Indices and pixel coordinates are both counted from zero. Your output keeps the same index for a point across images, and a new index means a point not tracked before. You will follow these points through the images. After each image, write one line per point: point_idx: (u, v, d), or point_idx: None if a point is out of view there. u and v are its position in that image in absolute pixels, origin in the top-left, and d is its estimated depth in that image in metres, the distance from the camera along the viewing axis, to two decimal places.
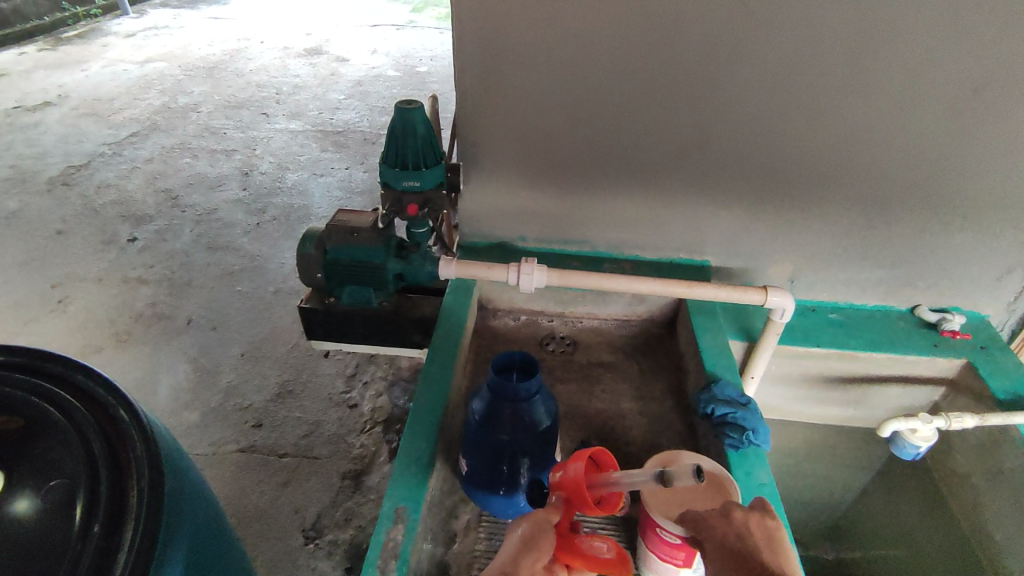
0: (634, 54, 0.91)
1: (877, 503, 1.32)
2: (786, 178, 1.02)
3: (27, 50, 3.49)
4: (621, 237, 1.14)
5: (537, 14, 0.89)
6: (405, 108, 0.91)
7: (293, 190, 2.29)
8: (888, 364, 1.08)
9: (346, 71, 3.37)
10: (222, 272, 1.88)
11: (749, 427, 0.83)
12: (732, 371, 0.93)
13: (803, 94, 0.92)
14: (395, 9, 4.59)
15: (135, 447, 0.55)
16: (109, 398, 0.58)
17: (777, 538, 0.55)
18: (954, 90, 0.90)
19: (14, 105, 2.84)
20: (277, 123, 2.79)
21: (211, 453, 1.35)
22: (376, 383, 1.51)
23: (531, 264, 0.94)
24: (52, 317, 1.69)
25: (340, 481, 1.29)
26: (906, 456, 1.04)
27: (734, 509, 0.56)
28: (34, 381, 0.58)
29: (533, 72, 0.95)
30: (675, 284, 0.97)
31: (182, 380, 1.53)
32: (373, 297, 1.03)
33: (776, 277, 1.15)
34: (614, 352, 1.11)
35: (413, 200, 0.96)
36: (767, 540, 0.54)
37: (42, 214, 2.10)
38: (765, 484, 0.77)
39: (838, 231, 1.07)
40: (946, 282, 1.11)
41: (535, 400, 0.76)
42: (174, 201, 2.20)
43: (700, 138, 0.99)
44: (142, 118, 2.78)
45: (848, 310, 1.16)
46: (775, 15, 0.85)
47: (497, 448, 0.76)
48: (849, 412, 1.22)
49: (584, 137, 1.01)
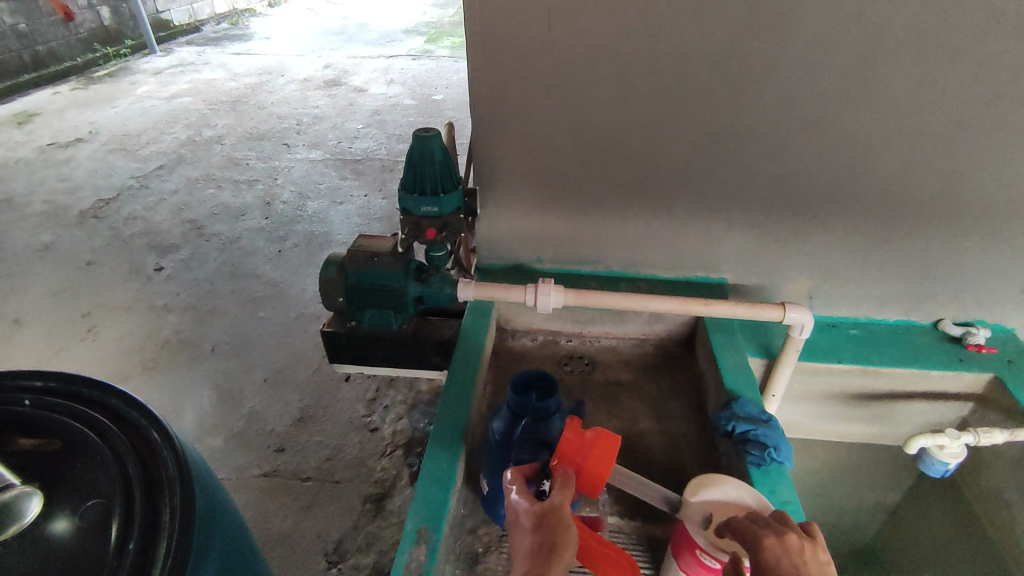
0: (646, 78, 0.94)
1: (907, 524, 1.29)
2: (800, 195, 1.03)
3: (60, 90, 3.65)
4: (637, 257, 1.15)
5: (548, 44, 0.92)
6: (423, 136, 0.93)
7: (313, 218, 2.35)
8: (912, 379, 1.07)
9: (364, 101, 3.47)
10: (246, 299, 1.92)
11: (772, 444, 0.82)
12: (752, 388, 0.93)
13: (814, 111, 0.94)
14: (411, 39, 4.71)
15: (168, 466, 0.57)
16: (143, 420, 0.60)
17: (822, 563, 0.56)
18: (966, 105, 0.90)
19: (48, 142, 2.97)
20: (298, 153, 2.87)
21: (235, 477, 1.37)
22: (396, 406, 1.52)
23: (548, 285, 0.95)
24: (82, 345, 1.74)
25: (361, 505, 1.29)
26: (935, 473, 1.02)
27: (789, 531, 0.57)
28: (74, 405, 0.60)
29: (546, 97, 0.97)
30: (693, 303, 0.97)
31: (207, 405, 1.56)
32: (393, 320, 1.04)
33: (793, 294, 1.15)
34: (632, 371, 1.11)
35: (431, 224, 0.98)
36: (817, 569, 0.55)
37: (73, 246, 2.17)
38: (789, 502, 0.76)
39: (854, 246, 1.07)
40: (968, 295, 1.10)
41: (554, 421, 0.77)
42: (199, 231, 2.26)
43: (712, 157, 1.00)
44: (168, 151, 2.88)
45: (870, 325, 1.15)
46: (783, 35, 0.87)
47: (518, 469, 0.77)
48: (874, 429, 1.20)
49: (597, 160, 1.03)
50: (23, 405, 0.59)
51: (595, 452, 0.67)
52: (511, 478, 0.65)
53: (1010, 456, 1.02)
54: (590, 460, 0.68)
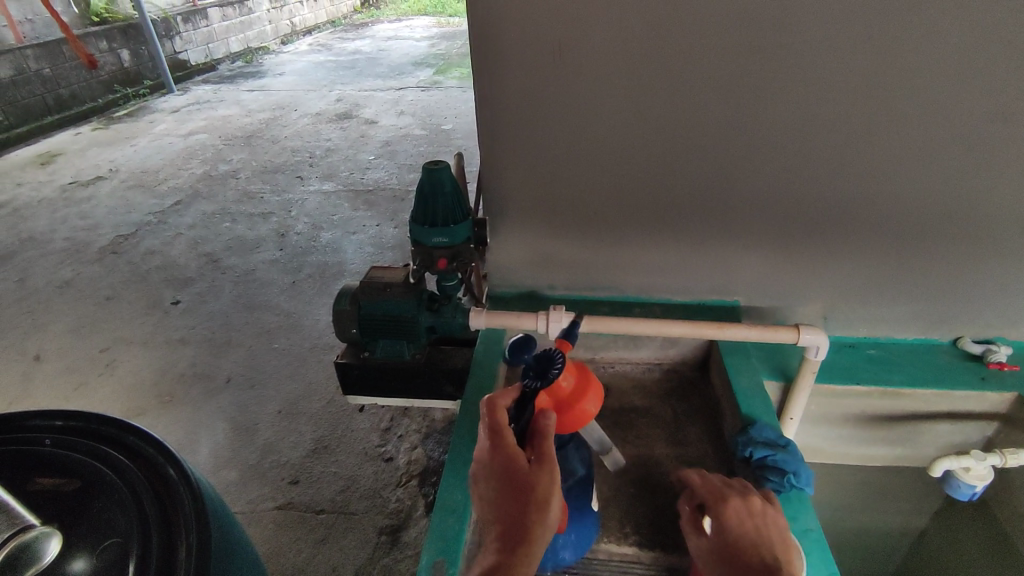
0: (653, 107, 0.95)
1: (935, 549, 1.26)
2: (809, 216, 1.03)
3: (82, 130, 3.76)
4: (649, 282, 1.15)
5: (555, 76, 0.94)
6: (432, 169, 0.94)
7: (327, 248, 2.38)
8: (933, 400, 1.05)
9: (376, 132, 3.54)
10: (261, 330, 1.94)
11: (791, 470, 0.80)
12: (769, 412, 0.91)
13: (820, 133, 0.94)
14: (420, 71, 4.82)
15: (184, 504, 0.58)
16: (159, 455, 0.61)
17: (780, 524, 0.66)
18: (973, 123, 0.90)
19: (70, 181, 3.05)
20: (311, 185, 2.92)
21: (250, 510, 1.37)
22: (411, 436, 1.52)
23: (560, 312, 0.95)
24: (101, 380, 1.77)
25: (377, 537, 1.28)
26: (962, 496, 0.98)
27: (751, 495, 0.68)
28: (92, 443, 0.61)
29: (553, 128, 0.99)
30: (707, 326, 0.97)
31: (223, 437, 1.56)
32: (405, 350, 1.05)
33: (807, 315, 1.14)
34: (647, 397, 1.10)
35: (442, 254, 0.98)
36: (774, 529, 0.66)
37: (93, 282, 2.22)
38: (811, 530, 0.75)
39: (868, 266, 1.06)
40: (987, 313, 1.09)
41: (546, 373, 0.69)
42: (215, 264, 2.30)
43: (719, 182, 1.01)
44: (185, 187, 2.94)
45: (887, 345, 1.14)
46: (787, 61, 0.88)
47: None
48: (897, 452, 1.17)
49: (605, 187, 1.05)
50: (45, 445, 0.61)
51: (580, 398, 0.72)
52: (493, 426, 0.63)
53: None
54: (576, 404, 0.72)
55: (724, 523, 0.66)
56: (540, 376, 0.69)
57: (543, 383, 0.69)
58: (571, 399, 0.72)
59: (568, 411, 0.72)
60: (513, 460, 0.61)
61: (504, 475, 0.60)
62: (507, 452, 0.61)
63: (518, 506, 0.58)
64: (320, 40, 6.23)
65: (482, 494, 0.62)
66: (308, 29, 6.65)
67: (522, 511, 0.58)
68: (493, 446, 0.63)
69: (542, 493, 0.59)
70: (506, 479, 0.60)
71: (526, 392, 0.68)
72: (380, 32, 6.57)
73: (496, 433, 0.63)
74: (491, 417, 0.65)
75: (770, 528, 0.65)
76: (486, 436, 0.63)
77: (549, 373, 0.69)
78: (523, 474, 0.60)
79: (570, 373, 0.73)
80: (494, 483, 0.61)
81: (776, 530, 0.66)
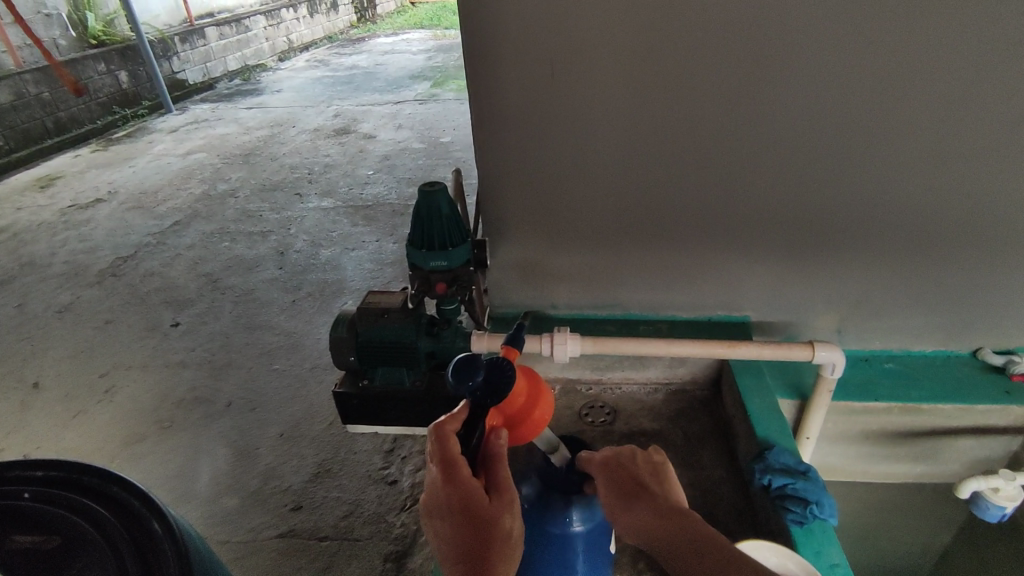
0: (654, 119, 0.92)
1: (960, 566, 1.21)
2: (820, 228, 0.99)
3: (81, 152, 3.75)
4: (655, 298, 1.12)
5: (553, 91, 0.91)
6: (428, 191, 0.89)
7: (327, 266, 2.35)
8: (955, 415, 1.01)
9: (374, 147, 3.52)
10: (261, 352, 1.91)
11: (812, 499, 0.76)
12: (786, 436, 0.87)
13: (830, 141, 0.91)
14: (418, 84, 4.82)
15: (169, 562, 0.55)
16: (145, 508, 0.58)
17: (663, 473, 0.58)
18: (989, 127, 0.87)
19: (69, 204, 3.03)
20: (310, 202, 2.90)
21: (251, 539, 1.33)
22: (415, 457, 1.48)
23: (564, 334, 0.93)
24: (99, 407, 1.73)
25: (382, 565, 1.24)
26: (991, 518, 0.93)
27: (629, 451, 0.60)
28: (73, 495, 0.57)
29: (553, 144, 0.96)
30: (718, 346, 0.93)
31: (223, 464, 1.52)
32: (406, 377, 1.02)
33: (820, 328, 1.11)
34: (656, 418, 1.06)
35: (441, 278, 0.94)
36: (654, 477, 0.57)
37: (91, 306, 2.19)
38: (838, 565, 0.70)
39: (882, 276, 1.03)
40: (1007, 322, 1.05)
41: (495, 388, 0.61)
42: (214, 285, 2.27)
43: (726, 194, 0.98)
44: (184, 207, 2.92)
45: (905, 358, 1.10)
46: (792, 71, 0.86)
47: (547, 539, 0.72)
48: (918, 469, 1.13)
49: (607, 203, 1.01)
50: (24, 498, 0.56)
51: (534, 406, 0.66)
52: (444, 455, 0.56)
53: None
54: (531, 412, 0.66)
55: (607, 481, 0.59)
56: (492, 393, 0.61)
57: (495, 400, 0.61)
58: (525, 410, 0.65)
59: (522, 421, 0.66)
60: (472, 494, 0.55)
61: (463, 512, 0.54)
62: (463, 485, 0.55)
63: (481, 544, 0.53)
64: (317, 56, 6.24)
65: (438, 529, 0.55)
66: (305, 45, 6.67)
67: (485, 549, 0.53)
68: (447, 477, 0.55)
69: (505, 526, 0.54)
70: (462, 514, 0.54)
71: (475, 411, 0.61)
72: (377, 46, 6.59)
73: (449, 463, 0.56)
74: (441, 444, 0.57)
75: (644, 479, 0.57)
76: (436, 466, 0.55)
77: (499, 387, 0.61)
78: (483, 508, 0.54)
79: (520, 383, 0.66)
80: (451, 520, 0.54)
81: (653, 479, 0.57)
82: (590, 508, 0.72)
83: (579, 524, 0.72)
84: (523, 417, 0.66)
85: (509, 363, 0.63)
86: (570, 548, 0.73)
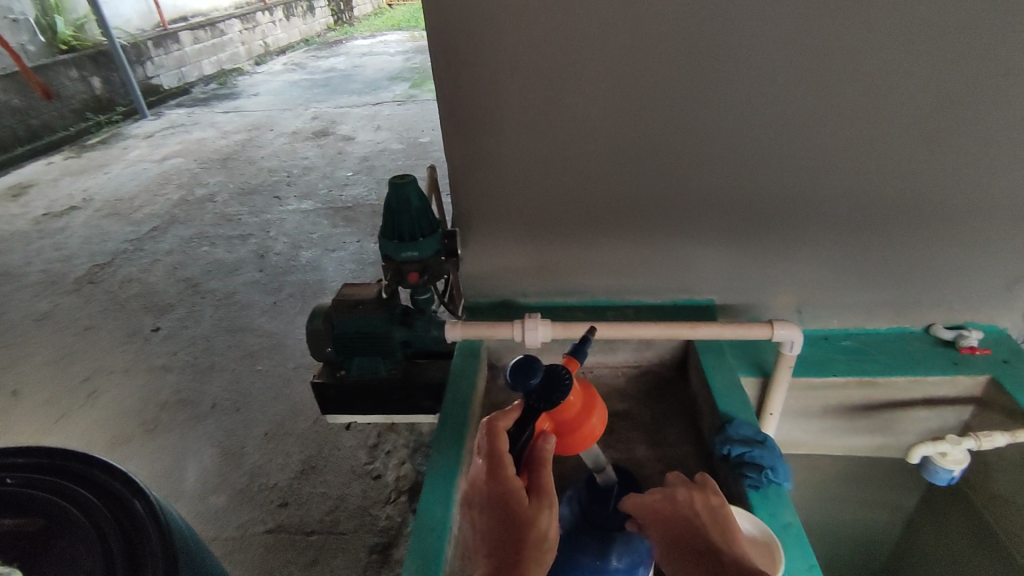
0: (613, 111, 0.96)
1: (922, 535, 1.27)
2: (777, 214, 1.04)
3: (55, 160, 3.71)
4: (622, 284, 1.16)
5: (516, 86, 0.94)
6: (398, 182, 0.92)
7: (307, 267, 2.36)
8: (909, 387, 1.06)
9: (353, 148, 3.53)
10: (242, 353, 1.92)
11: (767, 465, 0.80)
12: (746, 410, 0.91)
13: (780, 127, 0.95)
14: (396, 85, 4.83)
15: (150, 538, 0.57)
16: (127, 490, 0.60)
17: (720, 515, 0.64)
18: (927, 112, 0.92)
19: (44, 212, 3.00)
20: (289, 204, 2.91)
21: (237, 537, 1.34)
22: (398, 451, 1.51)
23: (535, 319, 0.95)
24: (81, 412, 1.73)
25: (368, 556, 1.27)
26: (941, 481, 0.98)
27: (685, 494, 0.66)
28: (57, 479, 0.60)
29: (518, 137, 0.99)
30: (679, 328, 0.97)
31: (207, 464, 1.54)
32: (381, 365, 1.05)
33: (781, 309, 1.15)
34: (627, 400, 1.10)
35: (413, 268, 0.96)
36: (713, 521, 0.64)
37: (69, 313, 2.18)
38: (790, 525, 0.75)
39: (837, 258, 1.08)
40: (955, 298, 1.11)
41: (553, 394, 0.67)
42: (194, 289, 2.28)
43: (685, 181, 1.02)
44: (162, 212, 2.91)
45: (861, 335, 1.16)
46: (742, 60, 0.89)
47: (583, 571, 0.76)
48: (877, 441, 1.18)
49: (572, 194, 1.05)
50: (10, 484, 0.59)
51: (584, 417, 0.71)
52: (489, 449, 0.62)
53: (1014, 458, 1.00)
54: (582, 424, 0.71)
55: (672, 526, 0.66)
56: (548, 397, 0.67)
57: (547, 406, 0.66)
58: (575, 421, 0.71)
59: (570, 430, 0.71)
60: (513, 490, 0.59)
61: (502, 506, 0.58)
62: (502, 483, 0.59)
63: (516, 543, 0.56)
64: (295, 59, 6.22)
65: (478, 520, 0.60)
66: (282, 48, 6.64)
67: (519, 546, 0.56)
68: (490, 475, 0.61)
69: (540, 527, 0.57)
70: (499, 510, 0.58)
71: (529, 412, 0.66)
72: (355, 48, 6.58)
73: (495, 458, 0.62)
74: (490, 441, 0.63)
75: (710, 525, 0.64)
76: (479, 459, 0.62)
77: (555, 396, 0.66)
78: (518, 507, 0.58)
79: (575, 394, 0.71)
80: (490, 513, 0.59)
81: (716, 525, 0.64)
82: (628, 543, 0.76)
83: (616, 559, 0.76)
84: (572, 427, 0.71)
85: (569, 374, 0.68)
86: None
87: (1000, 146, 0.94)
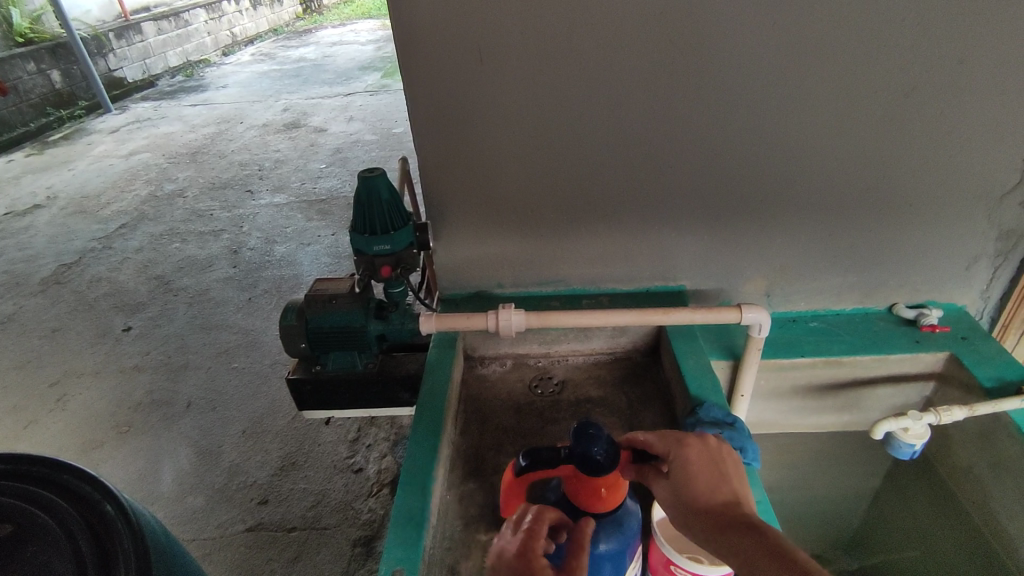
0: (582, 100, 0.96)
1: (888, 507, 1.32)
2: (742, 201, 1.06)
3: (15, 157, 3.59)
4: (595, 273, 1.17)
5: (484, 77, 0.94)
6: (368, 176, 0.92)
7: (282, 261, 2.34)
8: (874, 365, 1.10)
9: (326, 140, 3.48)
10: (218, 351, 1.90)
11: (738, 447, 0.83)
12: (716, 392, 0.94)
13: (747, 113, 0.96)
14: (368, 76, 4.77)
15: (122, 539, 0.58)
16: (95, 493, 0.60)
17: (737, 465, 0.65)
18: (887, 98, 0.94)
19: (5, 211, 2.91)
20: (262, 198, 2.87)
21: (217, 536, 1.33)
22: (379, 445, 1.53)
23: (508, 310, 0.95)
24: (52, 416, 1.69)
25: (351, 550, 1.28)
26: (904, 456, 1.01)
27: (711, 436, 0.67)
28: (19, 484, 0.59)
29: (488, 127, 0.99)
30: (653, 313, 0.97)
31: (185, 463, 1.52)
32: (358, 360, 1.05)
33: (751, 293, 1.18)
34: (602, 386, 1.12)
35: (385, 261, 0.97)
36: (729, 467, 0.64)
37: (36, 315, 2.12)
38: (759, 502, 0.78)
39: (804, 242, 1.10)
40: (916, 279, 1.14)
41: (598, 465, 0.65)
42: (166, 287, 2.23)
43: (655, 169, 1.03)
44: (130, 209, 2.85)
45: (829, 317, 1.19)
46: (710, 47, 0.90)
47: None
48: (845, 418, 1.22)
49: (544, 185, 1.06)
50: None
51: (607, 487, 0.67)
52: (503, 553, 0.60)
53: (973, 430, 1.04)
54: (596, 498, 0.67)
55: (684, 454, 0.65)
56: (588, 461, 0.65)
57: (585, 465, 0.65)
58: (593, 494, 0.67)
59: (585, 489, 0.67)
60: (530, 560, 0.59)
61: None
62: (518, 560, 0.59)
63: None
64: (264, 49, 6.09)
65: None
66: (250, 38, 6.51)
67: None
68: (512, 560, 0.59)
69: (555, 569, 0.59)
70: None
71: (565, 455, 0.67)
72: (326, 37, 6.47)
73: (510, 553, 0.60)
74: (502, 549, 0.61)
75: (731, 466, 0.64)
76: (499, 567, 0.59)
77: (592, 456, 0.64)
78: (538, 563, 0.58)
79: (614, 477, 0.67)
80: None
81: (734, 471, 0.64)
82: (616, 523, 0.70)
83: (605, 542, 0.69)
84: (589, 490, 0.67)
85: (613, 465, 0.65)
86: (594, 568, 0.71)
87: (957, 130, 0.97)
